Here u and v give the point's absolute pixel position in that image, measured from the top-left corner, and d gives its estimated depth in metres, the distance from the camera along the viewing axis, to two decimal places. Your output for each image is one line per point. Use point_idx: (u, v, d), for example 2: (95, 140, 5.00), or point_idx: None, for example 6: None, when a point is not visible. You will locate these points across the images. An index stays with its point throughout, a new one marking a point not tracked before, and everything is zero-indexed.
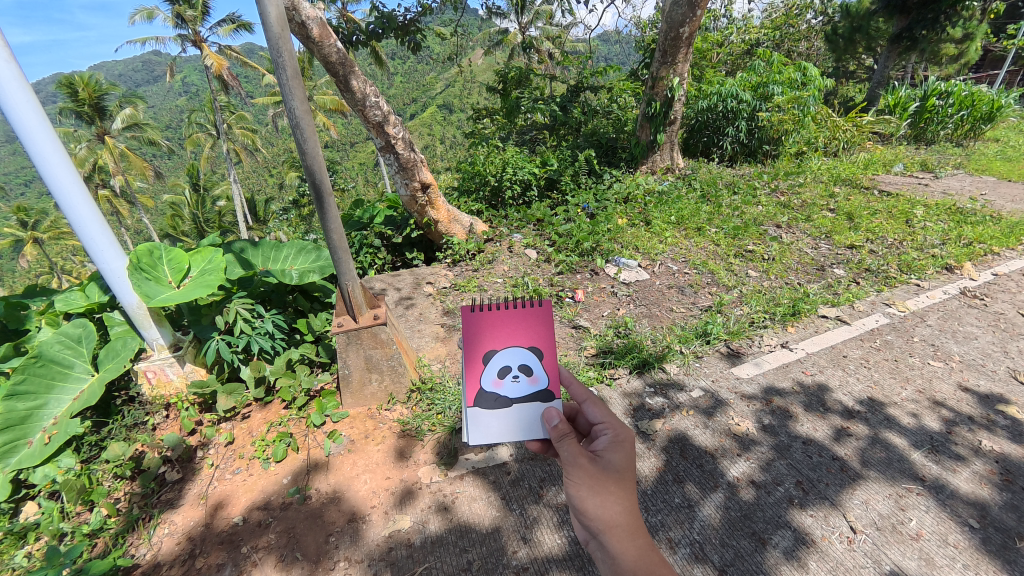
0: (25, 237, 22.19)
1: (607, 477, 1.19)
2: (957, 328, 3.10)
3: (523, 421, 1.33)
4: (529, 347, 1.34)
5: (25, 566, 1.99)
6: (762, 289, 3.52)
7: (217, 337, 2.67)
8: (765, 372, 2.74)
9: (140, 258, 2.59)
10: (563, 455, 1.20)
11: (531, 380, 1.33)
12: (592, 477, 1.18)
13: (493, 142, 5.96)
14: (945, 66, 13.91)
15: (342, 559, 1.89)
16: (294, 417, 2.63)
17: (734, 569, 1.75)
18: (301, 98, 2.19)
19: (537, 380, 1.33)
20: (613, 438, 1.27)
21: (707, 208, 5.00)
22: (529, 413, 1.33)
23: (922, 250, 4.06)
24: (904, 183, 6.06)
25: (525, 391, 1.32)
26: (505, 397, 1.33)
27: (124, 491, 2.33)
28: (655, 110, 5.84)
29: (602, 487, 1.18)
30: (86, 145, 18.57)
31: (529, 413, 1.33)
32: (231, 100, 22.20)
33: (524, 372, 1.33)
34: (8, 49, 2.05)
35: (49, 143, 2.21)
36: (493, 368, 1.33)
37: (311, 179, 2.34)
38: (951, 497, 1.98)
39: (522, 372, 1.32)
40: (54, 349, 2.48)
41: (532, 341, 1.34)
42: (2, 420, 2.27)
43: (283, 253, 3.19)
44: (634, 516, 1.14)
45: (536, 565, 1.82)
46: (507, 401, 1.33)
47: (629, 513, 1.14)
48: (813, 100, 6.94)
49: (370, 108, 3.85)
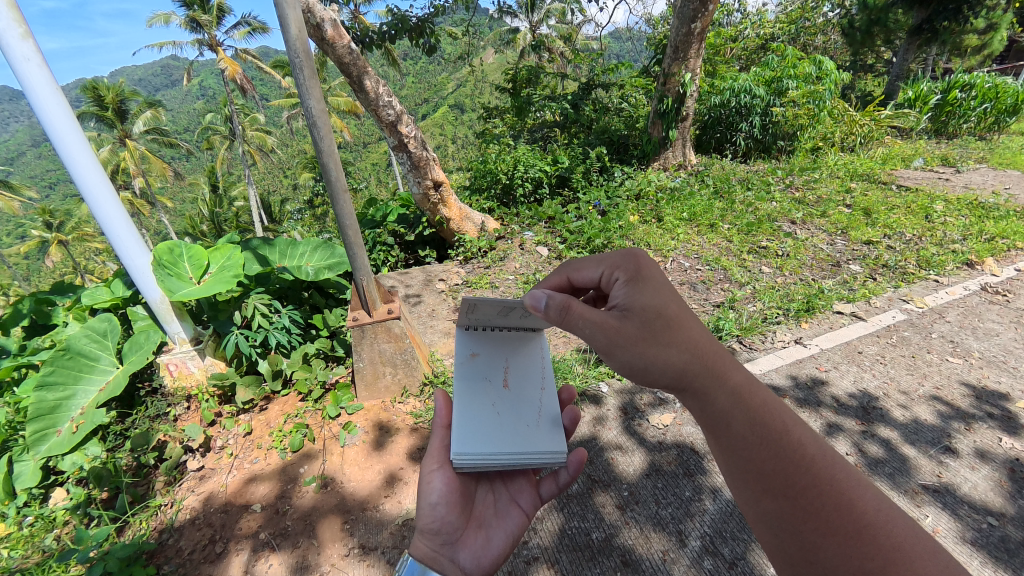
0: (50, 239, 22.81)
1: (648, 325, 1.05)
2: (978, 324, 3.04)
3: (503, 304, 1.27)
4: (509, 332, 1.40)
5: (54, 549, 2.09)
6: (776, 285, 3.48)
7: (235, 332, 2.76)
8: (778, 368, 2.72)
9: (162, 256, 2.70)
10: (590, 325, 1.08)
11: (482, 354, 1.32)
12: (630, 339, 1.05)
13: (504, 140, 6.00)
14: (968, 56, 13.55)
15: (357, 546, 1.94)
16: (310, 409, 2.69)
17: (745, 562, 1.76)
18: (317, 97, 2.25)
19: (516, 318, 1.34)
20: (628, 279, 1.14)
21: (720, 204, 4.95)
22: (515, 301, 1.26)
23: (942, 245, 3.98)
24: (924, 178, 5.93)
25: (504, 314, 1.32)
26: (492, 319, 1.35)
27: (149, 478, 2.41)
28: (667, 107, 5.81)
29: (651, 343, 1.04)
30: (108, 148, 19.06)
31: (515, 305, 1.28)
32: (246, 103, 22.65)
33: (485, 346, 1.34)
34: (40, 55, 2.15)
35: (76, 143, 2.29)
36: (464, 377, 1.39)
37: (326, 176, 2.38)
38: (967, 495, 1.95)
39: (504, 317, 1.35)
40: (81, 342, 2.59)
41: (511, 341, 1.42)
42: (33, 409, 2.37)
43: (299, 250, 3.25)
44: (699, 353, 1.02)
45: (547, 554, 1.85)
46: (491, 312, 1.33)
47: (693, 354, 1.01)
48: (828, 93, 6.83)
49: (383, 108, 3.91)
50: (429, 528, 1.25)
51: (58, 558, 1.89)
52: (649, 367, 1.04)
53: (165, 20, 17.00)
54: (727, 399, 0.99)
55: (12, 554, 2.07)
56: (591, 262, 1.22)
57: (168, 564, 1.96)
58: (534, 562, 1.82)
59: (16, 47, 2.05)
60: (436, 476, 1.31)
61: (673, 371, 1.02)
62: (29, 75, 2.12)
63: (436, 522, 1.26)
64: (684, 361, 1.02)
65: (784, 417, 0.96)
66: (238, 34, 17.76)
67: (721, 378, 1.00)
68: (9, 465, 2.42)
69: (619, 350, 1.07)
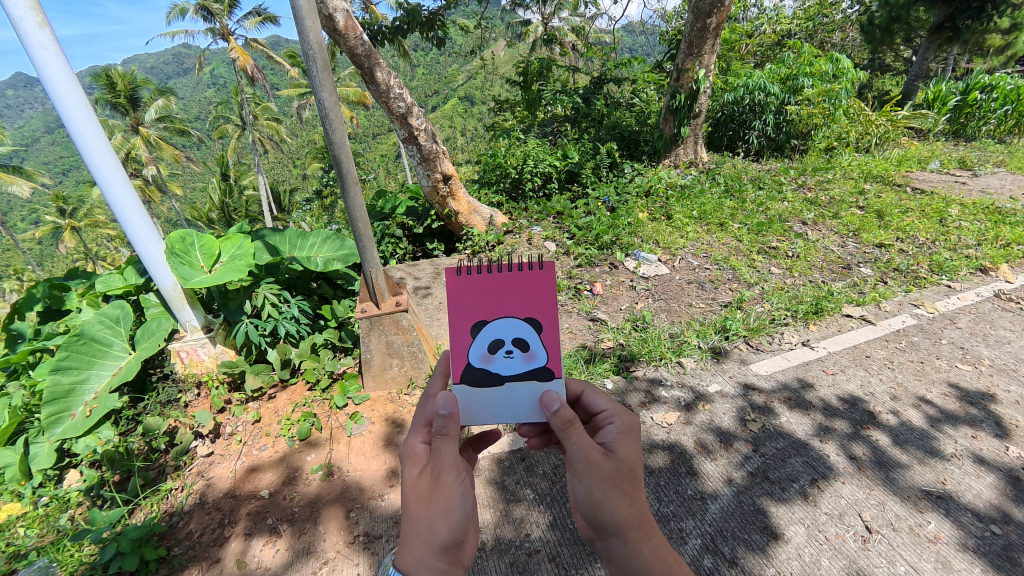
0: (64, 225, 23.15)
1: (620, 473, 1.12)
2: (990, 331, 3.00)
3: (516, 400, 1.24)
4: (528, 321, 1.23)
5: (68, 528, 2.15)
6: (785, 287, 3.46)
7: (246, 321, 2.81)
8: (784, 370, 2.71)
9: (174, 244, 2.75)
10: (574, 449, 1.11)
11: (526, 357, 1.23)
12: (604, 475, 1.10)
13: (514, 134, 5.98)
14: (990, 57, 13.27)
15: (361, 534, 1.97)
16: (317, 399, 2.72)
17: (746, 561, 1.77)
18: (330, 88, 2.25)
19: (533, 357, 1.23)
20: (620, 429, 1.21)
21: (731, 203, 4.92)
22: (520, 392, 1.24)
23: (956, 250, 3.93)
24: (940, 180, 5.83)
25: (518, 368, 1.22)
26: (496, 374, 1.23)
27: (160, 462, 2.46)
28: (680, 103, 5.77)
29: (616, 490, 1.10)
30: (121, 135, 19.22)
31: (522, 392, 1.23)
32: (258, 92, 22.72)
33: (519, 347, 1.23)
34: (57, 43, 2.17)
35: (90, 129, 2.32)
36: (485, 326, 1.23)
37: (337, 168, 2.39)
38: (971, 502, 1.94)
39: (516, 347, 1.22)
40: (95, 328, 2.64)
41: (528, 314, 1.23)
42: (49, 392, 2.42)
43: (309, 241, 3.29)
44: (644, 517, 1.10)
45: (548, 547, 1.88)
46: (498, 378, 1.23)
47: (639, 514, 1.09)
48: (844, 93, 6.74)
49: (394, 100, 3.92)
50: (448, 546, 1.06)
51: (72, 537, 1.95)
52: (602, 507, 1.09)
53: (180, 11, 17.08)
54: (654, 556, 1.06)
55: (29, 532, 2.15)
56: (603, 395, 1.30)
57: (178, 545, 2.01)
58: (535, 555, 1.85)
59: (33, 35, 2.08)
60: (455, 488, 1.08)
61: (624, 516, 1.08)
62: (45, 63, 2.14)
63: (454, 540, 1.06)
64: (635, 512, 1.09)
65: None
66: (251, 23, 17.73)
67: (647, 535, 1.08)
68: (25, 447, 2.50)
69: (595, 476, 1.10)
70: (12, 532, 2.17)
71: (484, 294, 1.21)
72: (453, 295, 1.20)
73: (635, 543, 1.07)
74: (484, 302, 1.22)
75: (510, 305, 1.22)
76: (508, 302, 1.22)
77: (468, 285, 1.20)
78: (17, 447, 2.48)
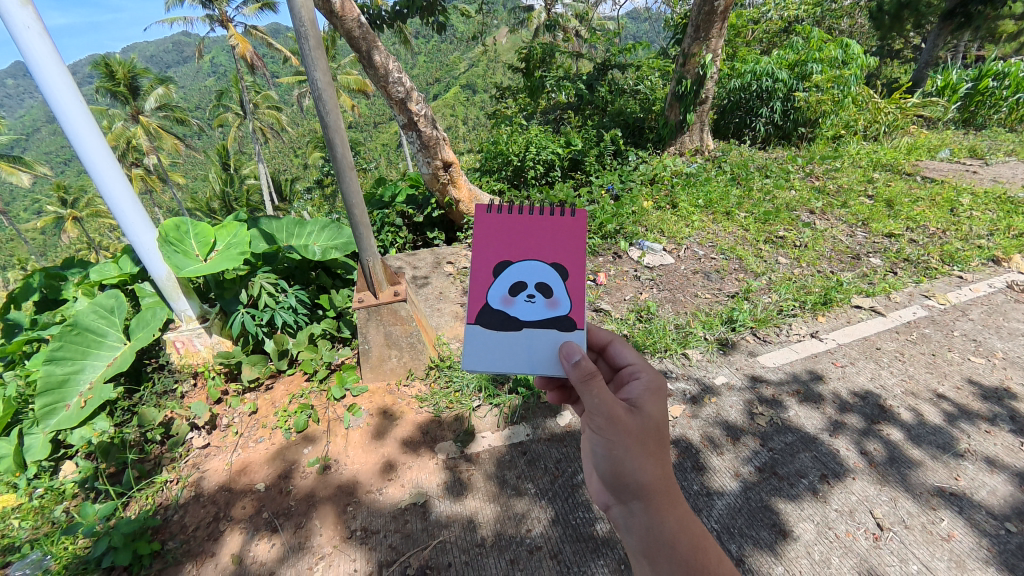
0: (65, 216, 23.06)
1: (645, 433, 1.09)
2: (1003, 323, 2.93)
3: (535, 348, 1.22)
4: (552, 266, 1.24)
5: (64, 522, 2.13)
6: (793, 277, 3.38)
7: (242, 311, 2.76)
8: (793, 362, 2.65)
9: (168, 232, 2.69)
10: (597, 402, 1.09)
11: (548, 303, 1.23)
12: (626, 433, 1.08)
13: (516, 121, 5.85)
14: (1002, 44, 12.99)
15: (358, 528, 1.94)
16: (315, 390, 2.67)
17: (752, 558, 1.73)
18: (323, 69, 2.16)
19: (556, 304, 1.23)
20: (646, 389, 1.21)
21: (737, 191, 4.83)
22: (541, 339, 1.22)
23: (968, 240, 3.83)
24: (950, 170, 5.70)
25: (540, 313, 1.22)
26: (516, 319, 1.23)
27: (156, 455, 2.43)
28: (686, 89, 5.64)
29: (639, 450, 1.07)
30: (120, 124, 19.03)
31: (541, 339, 1.22)
32: (257, 80, 22.44)
33: (542, 293, 1.24)
34: (41, 24, 2.06)
35: (84, 121, 2.25)
36: (509, 268, 1.25)
37: (332, 152, 2.30)
38: (986, 499, 1.89)
39: (539, 292, 1.23)
40: (89, 318, 2.59)
41: (553, 260, 1.24)
42: (42, 383, 2.38)
43: (307, 230, 3.24)
44: (669, 482, 1.05)
45: (550, 544, 1.84)
46: (518, 322, 1.23)
47: (664, 478, 1.05)
48: (853, 79, 6.59)
49: (393, 85, 3.81)
50: None
51: (64, 531, 1.92)
52: (624, 468, 1.06)
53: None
54: (678, 525, 1.00)
55: (24, 525, 2.13)
56: (632, 353, 1.33)
57: (173, 540, 1.98)
58: (536, 552, 1.82)
59: (17, 16, 1.97)
60: None
61: (647, 478, 1.04)
62: (30, 46, 2.04)
63: None
64: (660, 477, 1.04)
65: (710, 554, 0.96)
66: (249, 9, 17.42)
67: (673, 501, 1.03)
68: (20, 438, 2.45)
69: (617, 432, 1.08)
70: (7, 524, 2.14)
71: (510, 235, 1.24)
72: (482, 230, 1.24)
73: (657, 509, 1.02)
74: (511, 244, 1.24)
75: (538, 250, 1.24)
76: (535, 247, 1.24)
77: (497, 222, 1.24)
78: (11, 438, 2.43)
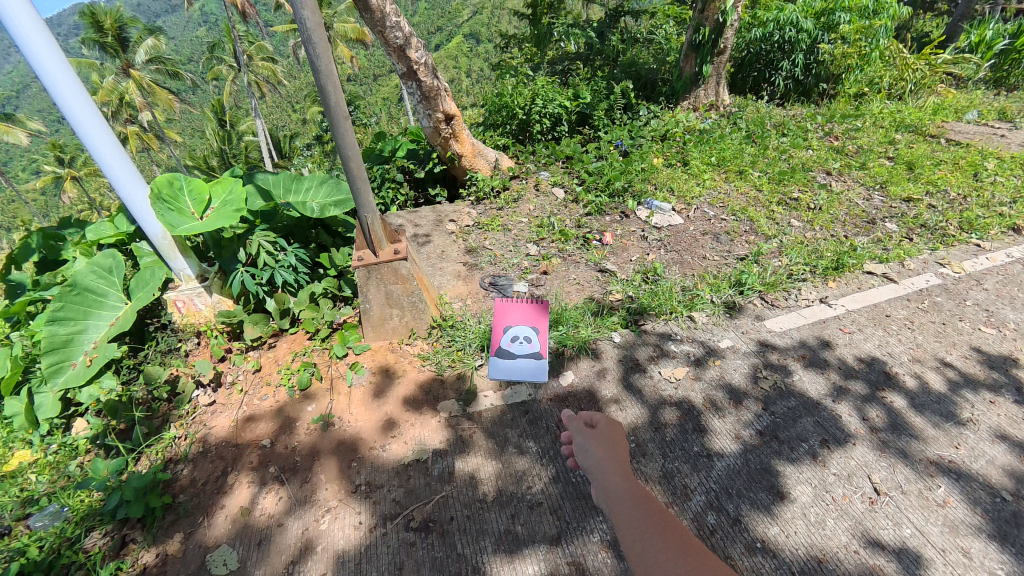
0: (60, 171, 22.62)
1: (617, 458, 1.16)
2: (1017, 293, 2.86)
3: None
4: None
5: (78, 475, 2.18)
6: (805, 240, 3.28)
7: (241, 270, 2.69)
8: (800, 327, 2.61)
9: (161, 188, 2.58)
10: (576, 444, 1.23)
11: None
12: (600, 459, 1.16)
13: (522, 71, 5.53)
14: None
15: (363, 483, 1.98)
16: (317, 348, 2.67)
17: (749, 518, 1.77)
18: (310, 6, 1.94)
19: None
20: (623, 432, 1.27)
21: (752, 149, 4.62)
22: None
23: (989, 207, 3.69)
24: (977, 132, 5.43)
25: None
26: None
27: (163, 411, 2.45)
28: (703, 38, 5.27)
29: (613, 469, 1.13)
30: (109, 74, 18.23)
31: None
32: (248, 26, 21.22)
33: None
34: None
35: (64, 78, 2.12)
36: None
37: (324, 101, 2.14)
38: (985, 468, 1.90)
39: None
40: (89, 278, 2.53)
41: None
42: (46, 343, 2.35)
43: (305, 185, 3.09)
44: (638, 489, 1.07)
45: (550, 500, 1.88)
46: None
47: (633, 486, 1.08)
48: (883, 31, 6.14)
49: (390, 29, 3.54)
50: None
51: (76, 486, 1.96)
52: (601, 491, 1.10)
53: None
54: (651, 516, 1.00)
55: (40, 479, 2.18)
56: None
57: (183, 493, 2.03)
58: (537, 508, 1.86)
59: None
60: None
61: (620, 491, 1.07)
62: None
63: None
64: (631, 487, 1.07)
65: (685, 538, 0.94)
66: None
67: (644, 499, 1.04)
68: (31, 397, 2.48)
69: (592, 461, 1.16)
70: (24, 479, 2.19)
71: None
72: None
73: (632, 512, 1.02)
74: None
75: None
76: None
77: None
78: (22, 397, 2.46)
